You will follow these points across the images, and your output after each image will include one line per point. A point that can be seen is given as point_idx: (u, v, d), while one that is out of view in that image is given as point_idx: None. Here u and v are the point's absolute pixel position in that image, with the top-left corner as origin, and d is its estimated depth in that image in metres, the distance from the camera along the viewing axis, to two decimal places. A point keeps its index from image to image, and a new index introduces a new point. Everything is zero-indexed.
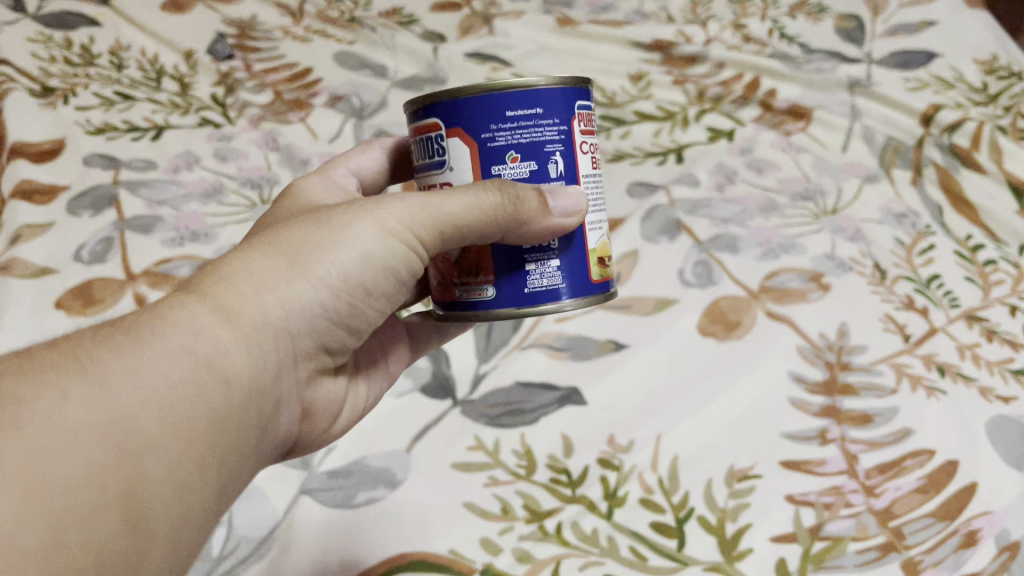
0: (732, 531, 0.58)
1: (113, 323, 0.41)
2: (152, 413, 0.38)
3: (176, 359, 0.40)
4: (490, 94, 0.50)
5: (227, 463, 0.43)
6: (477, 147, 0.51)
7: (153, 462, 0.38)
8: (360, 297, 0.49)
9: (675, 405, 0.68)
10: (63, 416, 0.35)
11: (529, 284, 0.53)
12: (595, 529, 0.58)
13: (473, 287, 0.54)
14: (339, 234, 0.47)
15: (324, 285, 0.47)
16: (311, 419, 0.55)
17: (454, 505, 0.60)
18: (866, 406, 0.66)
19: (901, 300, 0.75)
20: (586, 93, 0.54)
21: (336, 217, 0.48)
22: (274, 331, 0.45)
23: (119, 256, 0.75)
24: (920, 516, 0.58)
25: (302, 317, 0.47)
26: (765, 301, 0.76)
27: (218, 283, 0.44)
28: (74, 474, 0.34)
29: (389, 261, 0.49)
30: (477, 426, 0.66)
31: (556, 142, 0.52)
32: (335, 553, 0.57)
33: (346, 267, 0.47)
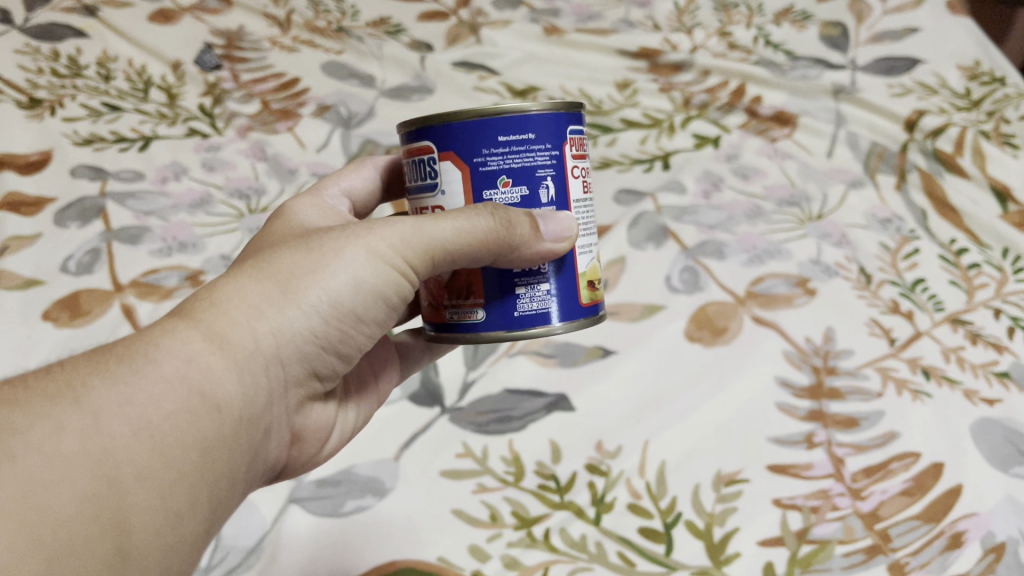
0: (720, 535, 0.58)
1: (105, 350, 0.41)
2: (145, 442, 0.38)
3: (168, 388, 0.40)
4: (482, 118, 0.51)
5: (219, 490, 0.43)
6: (469, 170, 0.51)
7: (143, 492, 0.38)
8: (350, 323, 0.49)
9: (662, 412, 0.68)
10: (56, 447, 0.36)
11: (518, 307, 0.53)
12: (583, 535, 0.58)
13: (464, 309, 0.54)
14: (331, 260, 0.47)
15: (314, 311, 0.46)
16: (301, 445, 0.55)
17: (443, 512, 0.60)
18: (852, 410, 0.67)
19: (887, 305, 0.75)
20: (577, 118, 0.55)
21: (327, 243, 0.48)
22: (265, 357, 0.45)
23: (106, 267, 0.75)
24: (906, 518, 0.58)
25: (293, 344, 0.47)
26: (751, 306, 0.76)
27: (210, 309, 0.44)
28: (65, 505, 0.34)
29: (380, 287, 0.49)
30: (465, 433, 0.66)
31: (548, 167, 0.52)
32: (324, 562, 0.56)
33: (337, 293, 0.47)
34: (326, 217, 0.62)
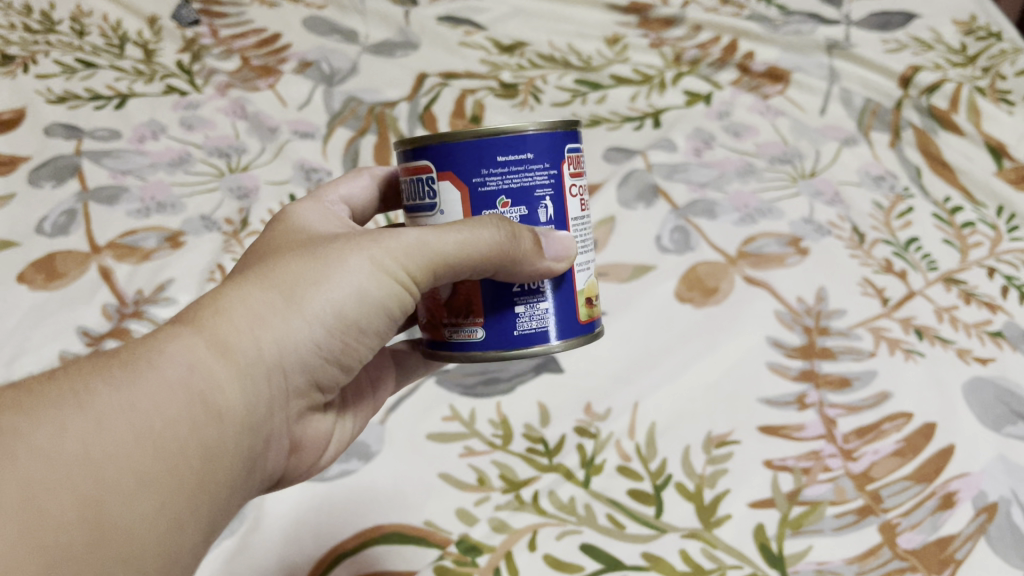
0: (710, 498, 0.58)
1: (109, 353, 0.39)
2: (146, 450, 0.36)
3: (173, 394, 0.38)
4: (481, 138, 0.49)
5: (218, 500, 0.40)
6: (467, 190, 0.49)
7: (142, 501, 0.35)
8: (353, 335, 0.47)
9: (652, 372, 0.67)
10: (58, 450, 0.34)
11: (516, 327, 0.51)
12: (572, 498, 0.58)
13: (463, 328, 0.52)
14: (334, 269, 0.45)
15: (318, 321, 0.44)
16: (301, 454, 0.51)
17: (430, 475, 0.59)
18: (843, 369, 0.66)
19: (880, 264, 0.74)
20: (577, 134, 0.53)
21: (333, 252, 0.45)
22: (268, 366, 0.43)
23: (82, 228, 0.73)
24: (898, 478, 0.59)
25: (297, 355, 0.44)
26: (743, 266, 0.75)
27: (214, 315, 0.41)
28: (63, 512, 0.33)
29: (383, 299, 0.47)
30: (452, 395, 0.65)
31: (546, 186, 0.51)
32: (310, 528, 0.56)
33: (342, 304, 0.44)
34: (331, 215, 0.56)
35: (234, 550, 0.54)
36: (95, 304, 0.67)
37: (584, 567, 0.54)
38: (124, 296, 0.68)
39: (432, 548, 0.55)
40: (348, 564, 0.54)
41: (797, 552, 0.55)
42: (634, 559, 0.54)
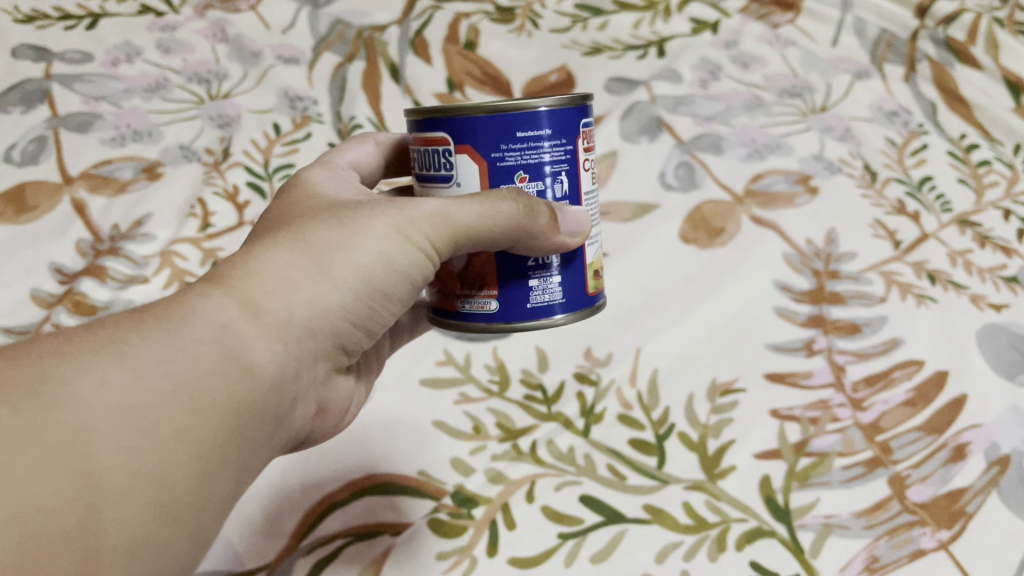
0: (714, 448, 0.56)
1: (140, 308, 0.37)
2: (185, 401, 0.34)
3: (210, 350, 0.35)
4: (500, 112, 0.45)
5: (250, 459, 0.38)
6: (485, 165, 0.46)
7: (184, 454, 0.33)
8: (378, 301, 0.45)
9: (654, 316, 0.64)
10: (99, 398, 0.31)
11: (529, 299, 0.49)
12: (571, 447, 0.56)
13: (477, 299, 0.49)
14: (359, 235, 0.43)
15: (346, 287, 0.42)
16: (325, 416, 0.50)
17: (424, 422, 0.57)
18: (854, 315, 0.64)
19: (892, 205, 0.71)
20: (589, 107, 0.50)
21: (358, 218, 0.43)
22: (298, 331, 0.41)
23: (53, 157, 0.69)
24: (908, 430, 0.57)
25: (324, 321, 0.42)
26: (750, 205, 0.71)
27: (244, 276, 0.39)
28: (107, 457, 0.30)
29: (406, 267, 0.45)
30: (447, 339, 0.63)
31: (562, 162, 0.48)
32: (297, 474, 0.53)
33: (368, 270, 0.43)
34: (349, 183, 0.53)
35: None
36: (67, 239, 0.64)
37: (583, 519, 0.52)
38: (99, 231, 0.65)
39: (427, 499, 0.53)
40: (339, 515, 0.51)
41: (803, 506, 0.53)
42: (636, 512, 0.52)
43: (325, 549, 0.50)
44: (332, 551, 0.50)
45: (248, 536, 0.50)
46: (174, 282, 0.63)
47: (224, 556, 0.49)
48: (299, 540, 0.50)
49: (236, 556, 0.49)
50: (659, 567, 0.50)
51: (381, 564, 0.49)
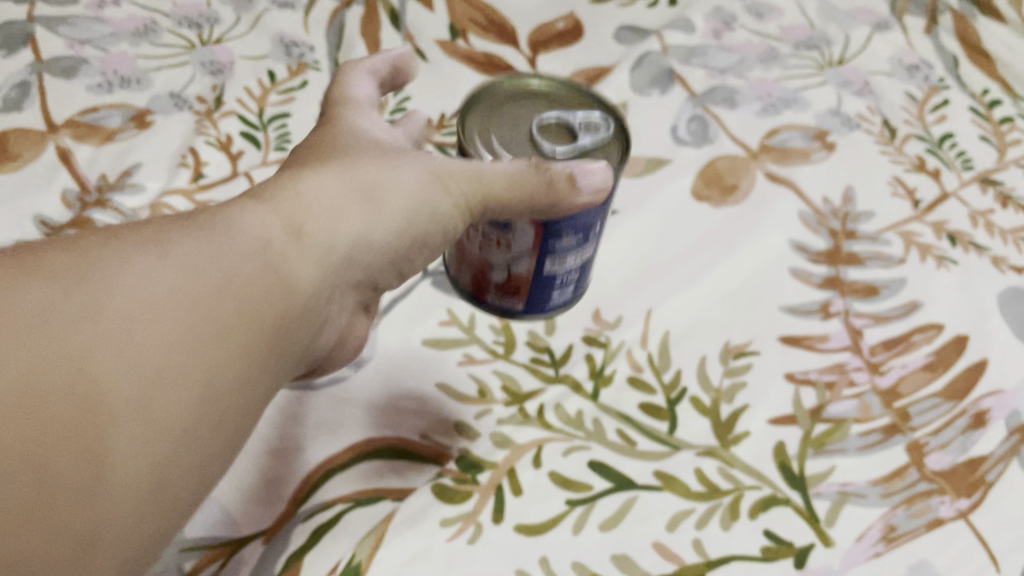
0: (728, 413, 0.54)
1: (188, 214, 0.37)
2: (231, 300, 0.34)
3: (253, 259, 0.36)
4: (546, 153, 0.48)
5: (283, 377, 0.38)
6: (545, 233, 0.48)
7: (218, 361, 0.33)
8: (411, 244, 0.45)
9: (667, 278, 0.61)
10: (139, 289, 0.31)
11: (551, 296, 0.53)
12: (580, 411, 0.54)
13: (508, 300, 0.53)
14: (401, 173, 0.43)
15: (387, 222, 0.42)
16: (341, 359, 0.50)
17: (426, 384, 0.54)
18: (871, 277, 0.61)
19: (912, 162, 0.69)
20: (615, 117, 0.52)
21: (395, 161, 0.44)
22: (342, 260, 0.40)
23: (37, 103, 0.66)
24: (927, 395, 0.55)
25: (366, 256, 0.42)
26: (766, 161, 0.68)
27: (291, 194, 0.39)
28: (142, 344, 0.30)
29: (443, 213, 0.44)
30: (451, 298, 0.59)
31: None
32: (295, 438, 0.51)
33: (410, 208, 0.43)
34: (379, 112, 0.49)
35: None
36: (52, 189, 0.61)
37: (593, 485, 0.50)
38: (86, 181, 0.62)
39: (430, 465, 0.51)
40: (339, 480, 0.49)
41: (820, 473, 0.52)
42: (645, 478, 0.51)
43: (324, 514, 0.48)
44: (332, 517, 0.48)
45: (244, 502, 0.48)
46: None
47: (218, 522, 0.47)
48: (297, 507, 0.48)
49: (231, 522, 0.47)
50: (671, 535, 0.48)
51: (383, 531, 0.47)
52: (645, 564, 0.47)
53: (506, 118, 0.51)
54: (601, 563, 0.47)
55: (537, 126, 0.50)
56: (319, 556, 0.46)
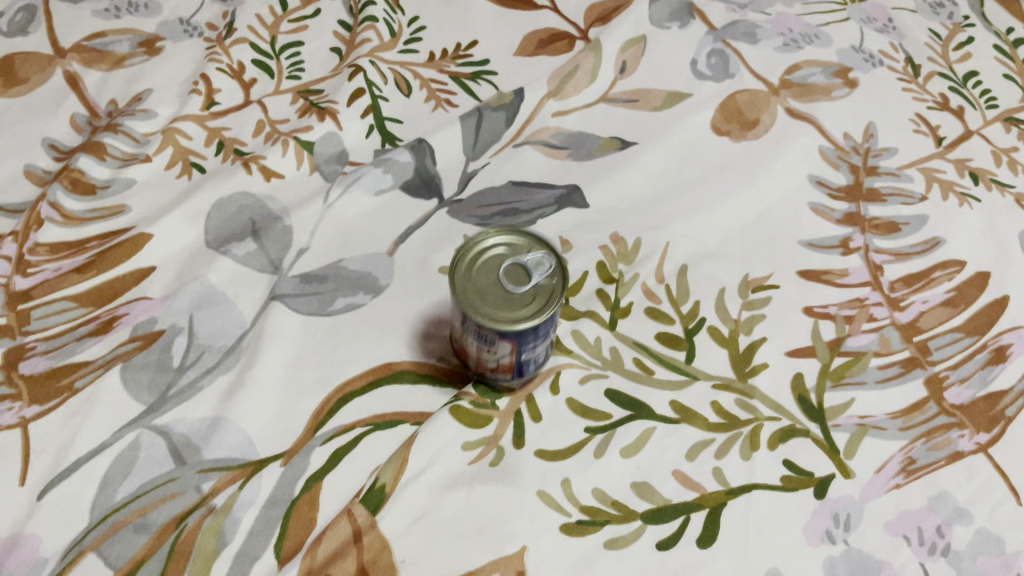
0: (745, 344, 0.54)
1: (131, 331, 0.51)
2: (69, 434, 0.46)
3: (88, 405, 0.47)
4: (506, 347, 0.47)
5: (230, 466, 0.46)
6: (520, 345, 0.47)
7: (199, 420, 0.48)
8: (329, 372, 0.51)
9: (685, 208, 0.61)
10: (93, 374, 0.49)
11: (529, 370, 0.50)
12: (598, 338, 0.54)
13: (497, 366, 0.49)
14: (277, 313, 0.52)
15: (300, 356, 0.51)
16: (294, 304, 0.53)
17: (442, 310, 0.54)
18: (892, 213, 0.61)
19: (935, 100, 0.68)
20: (549, 286, 0.47)
21: (314, 298, 0.54)
22: (257, 379, 0.49)
23: (44, 28, 0.64)
24: (948, 330, 0.55)
25: (290, 375, 0.50)
26: (786, 97, 0.67)
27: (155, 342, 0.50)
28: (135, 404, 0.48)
29: (336, 347, 0.52)
30: (466, 226, 0.58)
31: (545, 334, 0.48)
32: (313, 363, 0.51)
33: (296, 350, 0.51)
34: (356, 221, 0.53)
35: (231, 387, 0.49)
36: (60, 117, 0.60)
37: (611, 414, 0.50)
38: (96, 107, 0.61)
39: (448, 389, 0.51)
40: (355, 405, 0.49)
41: (838, 406, 0.51)
42: (663, 409, 0.50)
43: (342, 439, 0.48)
44: (350, 440, 0.48)
45: (264, 427, 0.48)
46: (177, 162, 0.59)
47: (236, 444, 0.47)
48: (314, 432, 0.48)
49: (249, 445, 0.47)
50: (691, 464, 0.48)
51: (405, 456, 0.47)
52: (665, 492, 0.47)
53: (474, 285, 0.47)
54: (621, 491, 0.47)
55: (501, 275, 0.47)
56: (339, 479, 0.46)
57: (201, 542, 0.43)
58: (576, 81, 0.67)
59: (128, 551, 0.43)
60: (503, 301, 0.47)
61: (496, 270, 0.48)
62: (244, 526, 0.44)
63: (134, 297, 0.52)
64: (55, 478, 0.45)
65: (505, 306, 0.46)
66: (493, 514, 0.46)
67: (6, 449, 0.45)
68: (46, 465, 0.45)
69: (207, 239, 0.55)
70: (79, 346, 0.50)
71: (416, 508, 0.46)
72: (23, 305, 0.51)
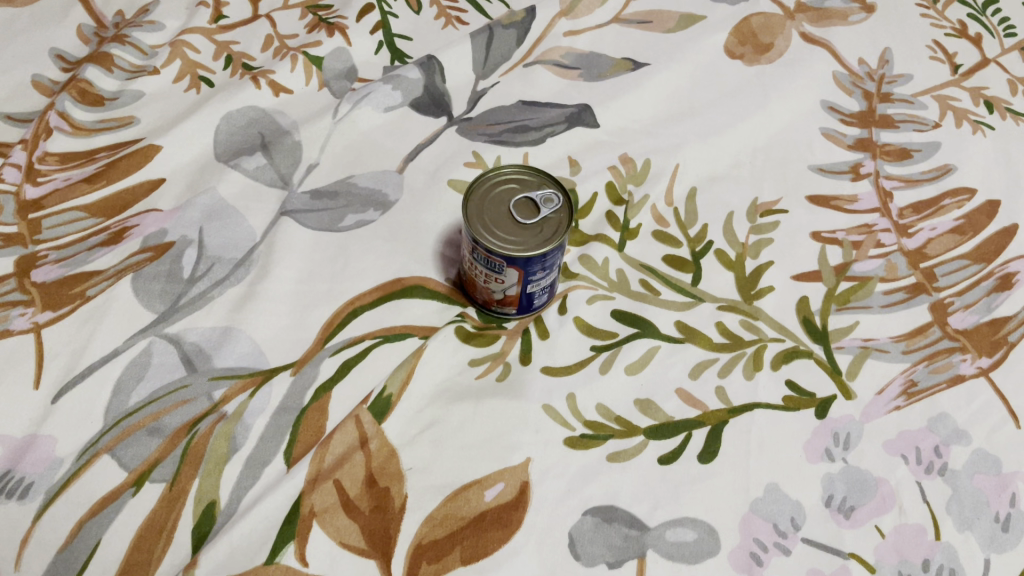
0: (752, 268, 0.54)
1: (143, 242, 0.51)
2: (82, 341, 0.47)
3: (100, 313, 0.48)
4: (514, 278, 0.47)
5: (242, 376, 0.47)
6: (526, 275, 0.47)
7: (211, 330, 0.48)
8: (337, 286, 0.51)
9: (696, 131, 0.60)
10: (105, 284, 0.49)
11: (534, 302, 0.50)
12: (605, 260, 0.54)
13: (505, 298, 0.49)
14: (287, 228, 0.53)
15: (308, 269, 0.51)
16: (304, 218, 0.53)
17: (451, 228, 0.55)
18: (904, 140, 0.61)
19: (953, 27, 0.67)
20: (561, 219, 0.47)
21: (324, 213, 0.54)
22: (267, 292, 0.50)
23: None
24: (955, 257, 0.55)
25: (300, 287, 0.51)
26: (802, 21, 0.66)
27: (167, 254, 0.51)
28: (146, 313, 0.48)
29: (345, 262, 0.52)
30: (476, 144, 0.58)
31: (552, 268, 0.48)
32: (323, 276, 0.51)
33: (306, 263, 0.52)
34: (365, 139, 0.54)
35: (242, 297, 0.50)
36: (66, 27, 0.60)
37: (617, 332, 0.51)
38: (103, 19, 0.61)
39: (454, 306, 0.52)
40: (365, 318, 0.50)
41: (842, 328, 0.52)
42: (668, 329, 0.51)
43: (351, 350, 0.48)
44: (359, 352, 0.48)
45: (274, 338, 0.49)
46: (186, 76, 0.59)
47: (246, 353, 0.48)
48: (323, 343, 0.49)
49: (258, 354, 0.48)
50: (694, 383, 0.49)
51: (413, 365, 0.48)
52: (669, 409, 0.48)
53: (486, 216, 0.47)
54: (625, 407, 0.48)
55: (511, 207, 0.47)
56: (348, 389, 0.47)
57: (213, 447, 0.44)
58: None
59: (142, 452, 0.44)
60: (512, 231, 0.47)
61: (506, 203, 0.48)
62: (256, 431, 0.45)
63: (144, 209, 0.52)
64: (69, 382, 0.45)
65: (515, 235, 0.46)
66: (500, 425, 0.46)
67: (20, 352, 0.46)
68: (60, 369, 0.46)
69: (217, 151, 0.55)
70: (90, 255, 0.50)
71: (423, 419, 0.46)
72: (34, 214, 0.51)
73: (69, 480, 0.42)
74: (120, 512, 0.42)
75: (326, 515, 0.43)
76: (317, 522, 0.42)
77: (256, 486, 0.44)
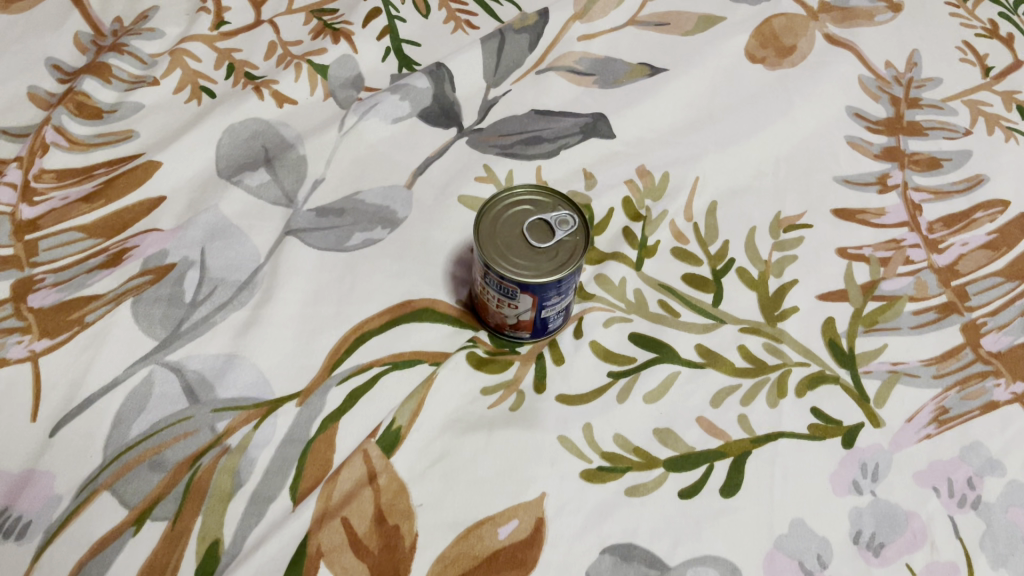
0: (775, 287, 0.52)
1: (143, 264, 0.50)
2: (81, 371, 0.45)
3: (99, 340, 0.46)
4: (528, 303, 0.45)
5: (245, 407, 0.45)
6: (540, 300, 0.45)
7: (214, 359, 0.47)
8: (344, 309, 0.49)
9: (716, 140, 0.58)
10: (104, 309, 0.47)
11: (550, 326, 0.48)
12: (623, 280, 0.52)
13: (517, 323, 0.48)
14: (292, 248, 0.51)
15: (314, 292, 0.50)
16: (309, 237, 0.51)
17: (462, 246, 0.53)
18: (933, 148, 0.58)
19: (984, 27, 0.64)
20: (577, 243, 0.45)
21: (330, 232, 0.52)
22: (271, 316, 0.48)
23: None
24: (988, 275, 0.53)
25: (306, 311, 0.49)
26: (826, 22, 0.64)
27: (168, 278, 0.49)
28: (147, 340, 0.47)
29: (352, 283, 0.50)
30: (487, 156, 0.56)
31: (567, 292, 0.46)
32: (330, 298, 0.49)
33: (311, 285, 0.50)
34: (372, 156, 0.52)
35: (246, 322, 0.48)
36: (62, 34, 0.58)
37: (635, 357, 0.49)
38: (101, 27, 0.59)
39: (466, 330, 0.50)
40: (373, 343, 0.48)
41: (870, 351, 0.50)
42: (688, 353, 0.49)
43: (359, 378, 0.47)
44: (367, 381, 0.47)
45: (279, 366, 0.47)
46: (186, 86, 0.57)
47: (250, 382, 0.46)
48: (330, 370, 0.47)
49: (263, 383, 0.46)
50: (716, 411, 0.47)
51: (424, 394, 0.46)
52: (690, 439, 0.46)
53: (498, 239, 0.45)
54: (644, 437, 0.46)
55: (524, 230, 0.45)
56: (356, 420, 0.45)
57: (216, 483, 0.43)
58: (603, 1, 0.63)
59: (143, 489, 0.42)
60: (525, 256, 0.45)
61: (519, 225, 0.46)
62: (260, 466, 0.44)
63: (144, 228, 0.51)
64: (67, 415, 0.44)
65: (529, 260, 0.44)
66: (513, 457, 0.45)
67: (16, 383, 0.44)
68: (58, 401, 0.44)
69: (219, 166, 0.53)
70: (89, 279, 0.48)
71: (434, 451, 0.45)
72: (30, 235, 0.49)
73: (68, 519, 0.41)
74: (120, 553, 0.40)
75: (333, 554, 0.41)
76: (324, 562, 0.40)
77: (260, 523, 0.42)
